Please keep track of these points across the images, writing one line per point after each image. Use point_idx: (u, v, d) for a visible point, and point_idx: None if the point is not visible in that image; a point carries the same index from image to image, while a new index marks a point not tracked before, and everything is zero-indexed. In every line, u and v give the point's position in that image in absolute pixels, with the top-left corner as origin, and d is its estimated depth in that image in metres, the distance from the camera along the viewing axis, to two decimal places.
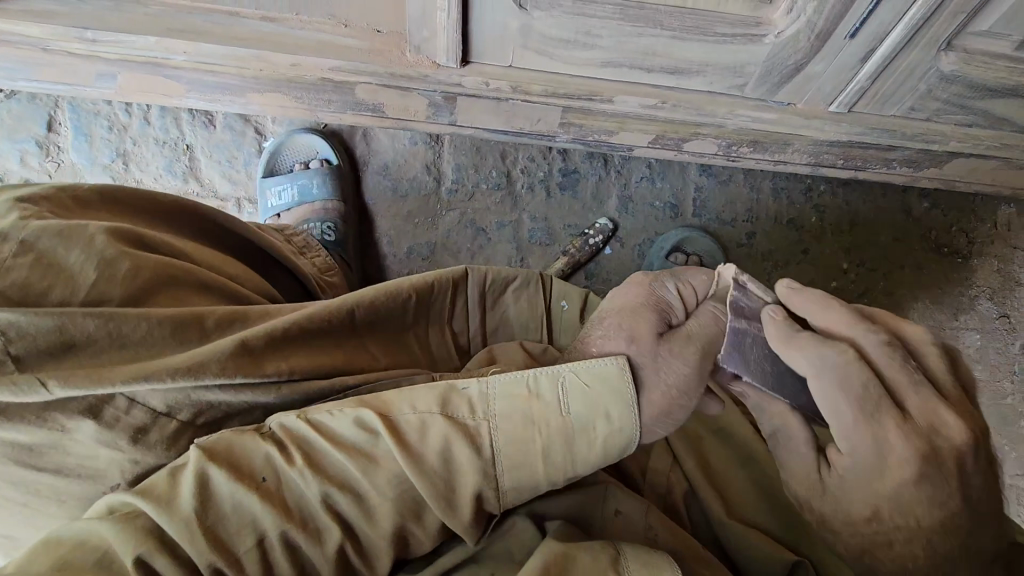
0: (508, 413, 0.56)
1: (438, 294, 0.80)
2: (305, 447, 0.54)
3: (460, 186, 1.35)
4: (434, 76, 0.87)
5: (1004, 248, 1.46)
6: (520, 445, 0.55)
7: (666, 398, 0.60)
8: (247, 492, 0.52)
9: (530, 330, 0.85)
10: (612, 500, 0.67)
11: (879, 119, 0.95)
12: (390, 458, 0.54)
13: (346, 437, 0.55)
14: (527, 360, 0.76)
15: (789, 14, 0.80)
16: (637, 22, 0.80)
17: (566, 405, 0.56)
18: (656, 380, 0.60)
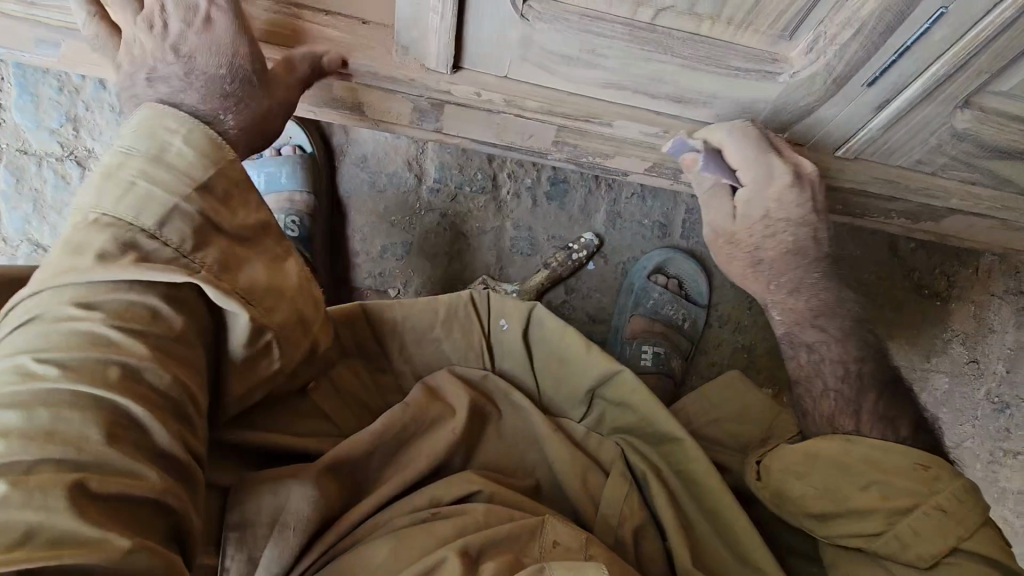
0: (136, 177, 0.61)
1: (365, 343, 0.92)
2: (84, 366, 0.53)
3: (442, 186, 1.27)
4: (421, 81, 0.79)
5: (981, 294, 1.47)
6: (144, 198, 0.60)
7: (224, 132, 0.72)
8: (66, 471, 0.48)
9: (470, 361, 0.97)
10: (550, 533, 0.78)
11: (885, 169, 0.91)
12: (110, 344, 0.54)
13: (91, 339, 0.54)
14: (463, 391, 0.91)
15: (807, 55, 0.75)
16: (648, 45, 0.74)
17: (155, 151, 0.63)
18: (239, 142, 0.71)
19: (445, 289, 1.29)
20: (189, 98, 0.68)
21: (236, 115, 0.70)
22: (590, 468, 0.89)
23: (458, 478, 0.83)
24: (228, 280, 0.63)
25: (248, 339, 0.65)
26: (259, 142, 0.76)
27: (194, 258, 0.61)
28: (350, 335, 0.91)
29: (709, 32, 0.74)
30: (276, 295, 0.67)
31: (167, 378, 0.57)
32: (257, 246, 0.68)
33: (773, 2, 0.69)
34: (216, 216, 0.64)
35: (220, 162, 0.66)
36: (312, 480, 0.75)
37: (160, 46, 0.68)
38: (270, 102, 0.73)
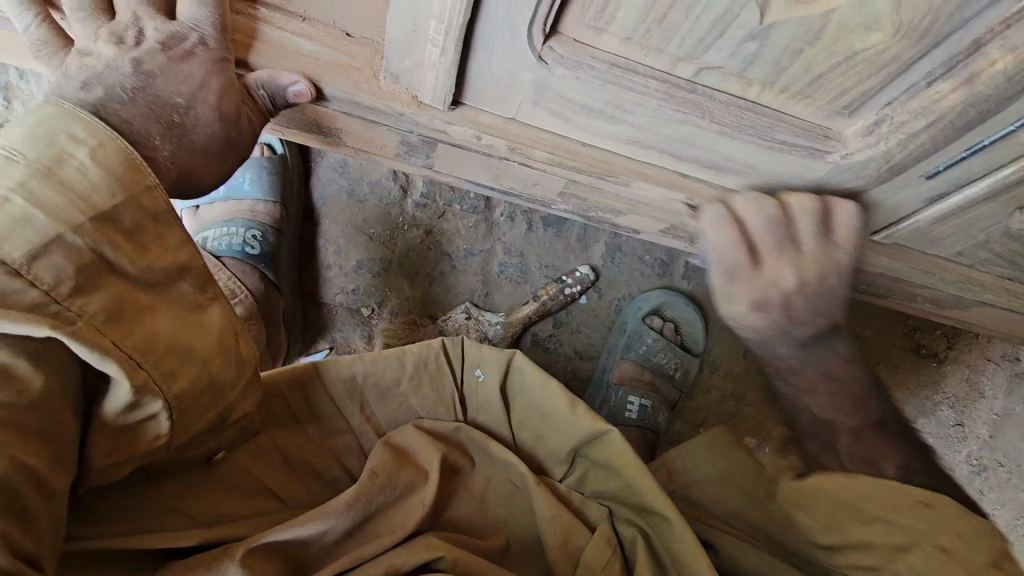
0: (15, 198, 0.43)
1: (295, 400, 0.78)
2: None
3: (429, 201, 1.16)
4: (411, 116, 0.66)
5: (976, 358, 1.29)
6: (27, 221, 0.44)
7: (197, 129, 0.57)
8: None
9: (437, 412, 0.83)
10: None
11: (921, 257, 0.82)
12: None
13: None
14: (424, 445, 0.78)
15: (865, 136, 0.64)
16: (685, 107, 0.63)
17: (64, 153, 0.47)
18: (201, 127, 0.57)
19: (423, 315, 1.17)
20: (123, 113, 0.53)
21: (175, 146, 0.57)
22: (574, 529, 0.76)
23: (410, 548, 0.69)
24: (115, 335, 0.46)
25: (133, 409, 0.48)
26: (191, 180, 0.61)
27: (72, 306, 0.44)
28: (298, 395, 0.78)
29: (756, 97, 0.62)
30: (181, 356, 0.50)
31: (2, 464, 0.41)
32: (166, 292, 0.52)
33: (839, 77, 0.58)
34: (115, 253, 0.47)
35: (133, 189, 0.49)
36: (247, 562, 0.61)
37: (121, 58, 0.53)
38: (224, 144, 0.60)
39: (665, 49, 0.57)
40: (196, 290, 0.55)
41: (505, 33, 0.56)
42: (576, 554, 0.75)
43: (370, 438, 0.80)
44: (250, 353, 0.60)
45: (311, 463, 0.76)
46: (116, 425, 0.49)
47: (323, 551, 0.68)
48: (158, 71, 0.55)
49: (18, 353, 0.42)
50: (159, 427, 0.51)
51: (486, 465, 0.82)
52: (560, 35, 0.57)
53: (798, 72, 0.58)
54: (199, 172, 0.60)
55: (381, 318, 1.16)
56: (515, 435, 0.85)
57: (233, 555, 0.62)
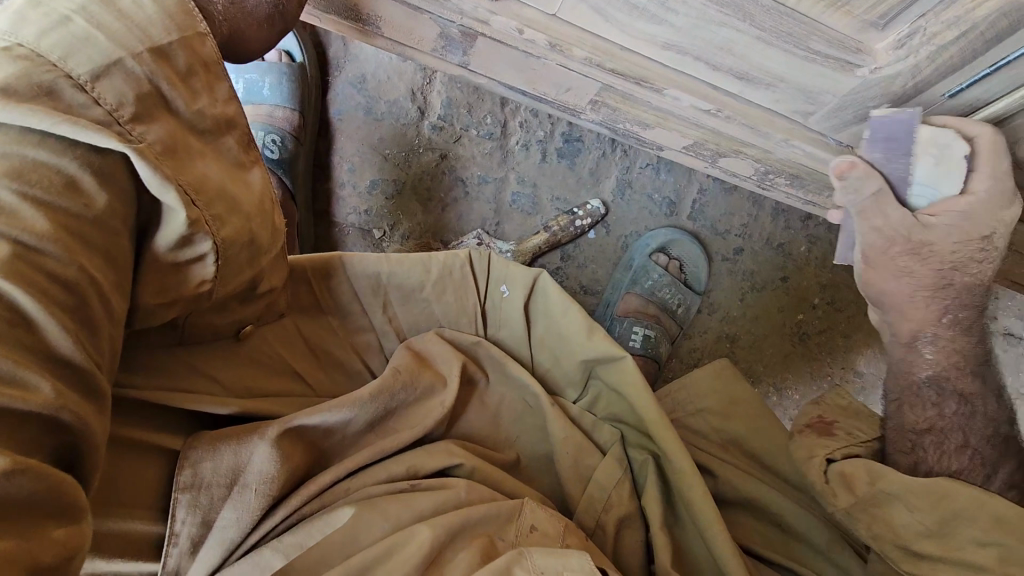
0: (77, 20, 0.43)
1: (320, 292, 0.77)
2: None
3: (446, 124, 1.15)
4: (455, 1, 0.65)
5: None
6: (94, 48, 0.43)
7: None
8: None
9: (464, 323, 0.83)
10: (528, 517, 0.65)
11: None
12: (11, 220, 0.38)
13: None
14: (451, 351, 0.78)
15: (896, 50, 0.67)
16: (727, 8, 0.64)
17: None
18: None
19: (434, 240, 1.18)
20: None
21: (228, 3, 0.54)
22: (585, 451, 0.77)
23: (437, 450, 0.70)
24: (173, 167, 0.45)
25: (182, 248, 0.48)
26: (238, 48, 0.59)
27: (132, 130, 0.43)
28: (324, 283, 0.77)
29: (797, 4, 0.63)
30: (229, 205, 0.50)
31: (73, 270, 0.41)
32: (217, 146, 0.51)
33: None
34: (171, 90, 0.47)
35: (185, 29, 0.49)
36: (276, 443, 0.62)
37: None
38: (273, 9, 0.58)
39: None
40: (241, 149, 0.55)
41: None
42: (588, 474, 0.76)
43: (390, 339, 0.80)
44: (281, 225, 0.59)
45: (335, 355, 0.77)
46: (166, 264, 0.48)
47: (346, 439, 0.69)
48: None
49: (86, 168, 0.42)
50: (204, 272, 0.50)
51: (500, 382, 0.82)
52: None
53: None
54: (248, 37, 0.58)
55: (393, 241, 1.17)
56: (534, 359, 0.84)
57: (261, 434, 0.62)
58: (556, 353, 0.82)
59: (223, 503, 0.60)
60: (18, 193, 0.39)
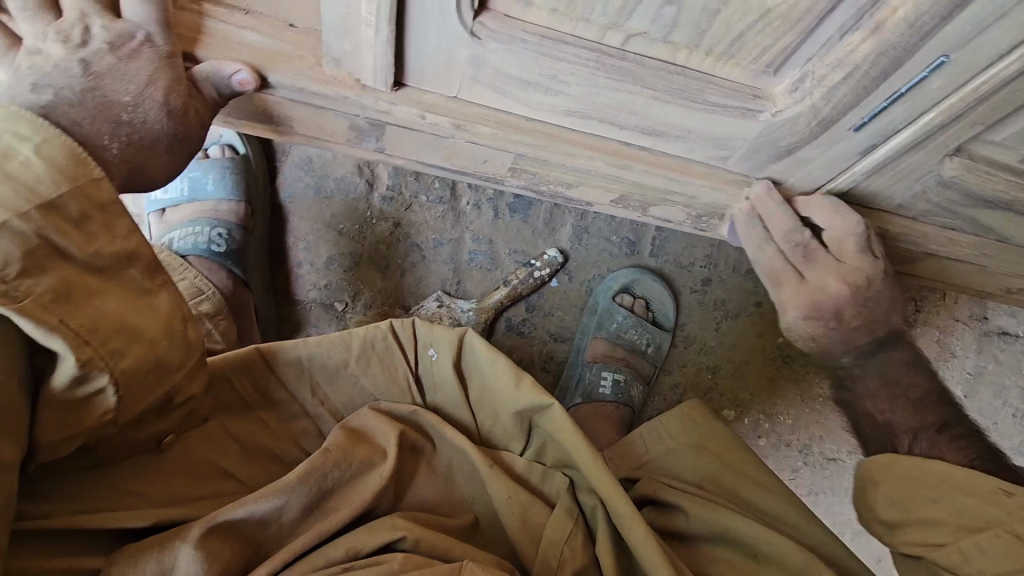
0: None
1: (245, 385, 0.81)
2: None
3: (396, 194, 1.18)
4: (356, 99, 0.68)
5: (946, 319, 1.31)
6: None
7: (133, 125, 0.58)
8: None
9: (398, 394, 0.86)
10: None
11: (866, 213, 0.84)
12: None
13: None
14: (393, 426, 0.80)
15: (791, 93, 0.67)
16: (616, 75, 0.66)
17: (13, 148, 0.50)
18: (152, 127, 0.59)
19: (397, 305, 1.20)
20: (69, 115, 0.54)
21: (124, 145, 0.58)
22: (533, 508, 0.80)
23: (380, 526, 0.72)
24: (62, 313, 0.49)
25: (80, 386, 0.51)
26: (142, 180, 0.62)
27: (17, 286, 0.47)
28: (245, 380, 0.81)
29: (684, 61, 0.66)
30: (128, 335, 0.53)
31: None
32: (113, 279, 0.54)
33: (757, 36, 0.62)
34: (63, 239, 0.51)
35: (77, 178, 0.52)
36: (201, 541, 0.64)
37: (68, 57, 0.55)
38: (172, 139, 0.62)
39: (591, 19, 0.61)
40: (148, 277, 0.58)
41: (435, 12, 0.59)
42: (538, 532, 0.78)
43: (325, 420, 0.84)
44: (197, 338, 0.61)
45: (267, 448, 0.79)
46: (64, 399, 0.51)
47: (283, 528, 0.71)
48: (106, 72, 0.57)
49: None
50: (108, 403, 0.54)
51: (446, 446, 0.84)
52: (490, 10, 0.61)
53: (719, 33, 0.61)
54: (154, 165, 0.61)
55: (355, 312, 1.19)
56: (478, 421, 0.87)
57: (182, 535, 0.64)
58: (496, 409, 0.86)
59: None
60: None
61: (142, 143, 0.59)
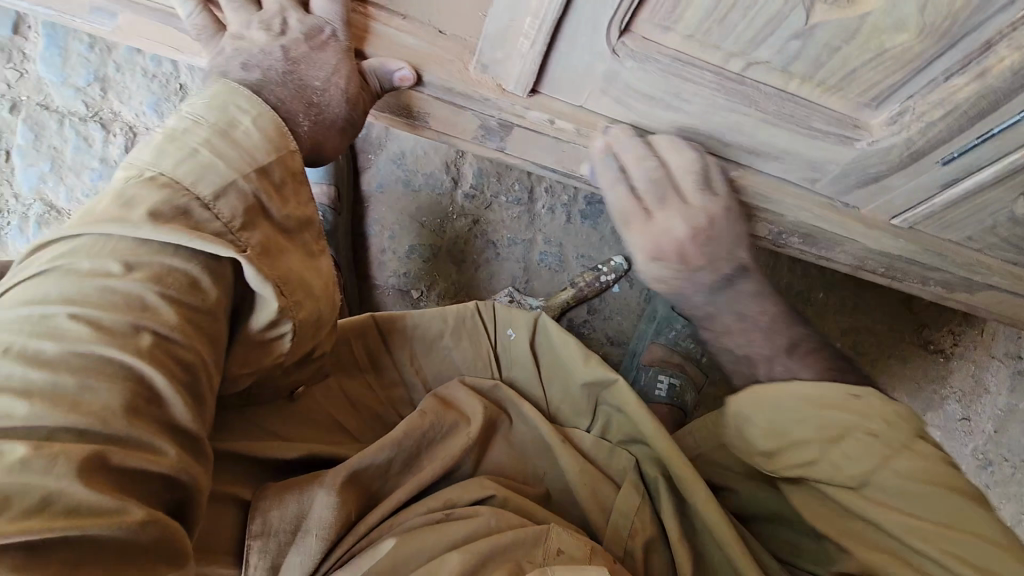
0: (183, 159, 0.56)
1: (357, 349, 0.93)
2: (141, 379, 0.50)
3: (478, 192, 1.25)
4: (496, 101, 0.75)
5: (982, 355, 1.40)
6: (203, 167, 0.57)
7: (317, 106, 0.68)
8: (69, 446, 0.45)
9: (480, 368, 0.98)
10: (554, 540, 0.73)
11: (935, 242, 0.91)
12: (162, 319, 0.52)
13: (112, 322, 0.50)
14: (480, 403, 0.88)
15: (889, 125, 0.74)
16: (734, 97, 0.73)
17: (236, 124, 0.61)
18: (333, 110, 0.69)
19: (469, 298, 1.26)
20: (276, 92, 0.65)
21: (311, 123, 0.68)
22: (603, 487, 0.86)
23: (473, 483, 0.79)
24: (268, 263, 0.58)
25: (269, 328, 0.60)
26: (320, 153, 0.73)
27: (239, 236, 0.56)
28: (360, 345, 0.93)
29: (795, 89, 0.73)
30: (306, 291, 0.62)
31: (192, 353, 0.53)
32: (296, 240, 0.63)
33: (868, 72, 0.68)
34: (269, 200, 0.60)
35: (281, 149, 0.63)
36: (334, 488, 0.72)
37: (272, 44, 0.65)
38: (347, 122, 0.71)
39: (721, 45, 0.68)
40: (313, 240, 0.67)
41: (586, 29, 0.66)
42: (608, 504, 0.84)
43: (419, 391, 0.95)
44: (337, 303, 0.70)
45: (374, 408, 0.90)
46: (255, 339, 0.61)
47: (390, 479, 0.79)
48: (301, 58, 0.66)
49: (204, 272, 0.55)
50: (282, 345, 0.63)
51: (521, 422, 0.92)
52: (632, 32, 0.68)
53: (835, 67, 0.68)
54: (331, 143, 0.72)
55: (430, 300, 1.25)
56: (546, 396, 0.98)
57: (320, 481, 0.72)
58: (570, 388, 0.97)
59: (289, 547, 0.68)
60: (157, 293, 0.52)
61: (324, 122, 0.69)
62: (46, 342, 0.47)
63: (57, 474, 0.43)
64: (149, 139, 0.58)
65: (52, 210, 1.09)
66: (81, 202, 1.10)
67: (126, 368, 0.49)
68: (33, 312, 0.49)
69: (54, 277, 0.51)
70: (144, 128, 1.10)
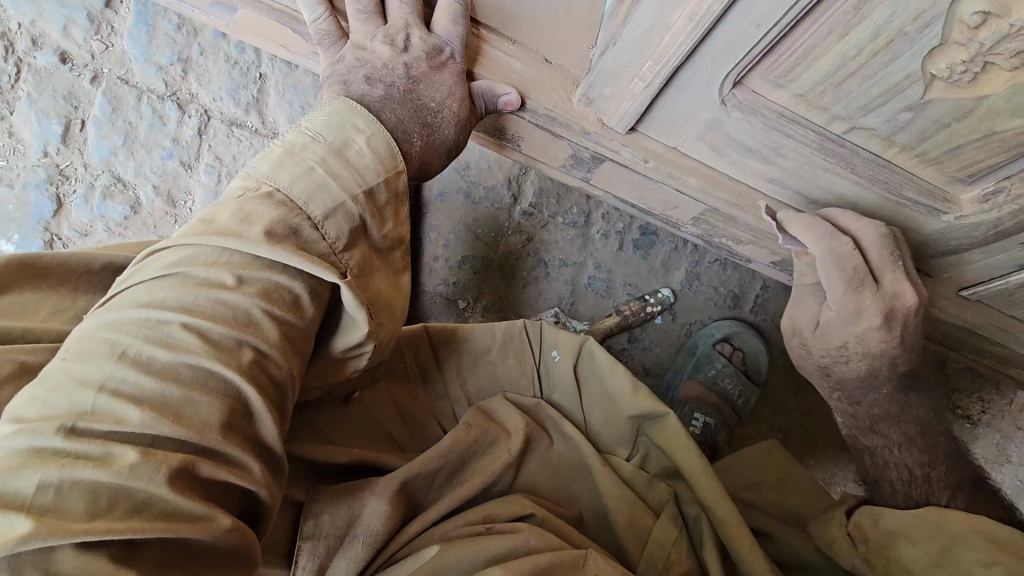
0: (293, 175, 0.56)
1: (409, 359, 0.91)
2: (239, 396, 0.49)
3: (536, 211, 1.25)
4: (595, 135, 0.78)
5: (1010, 425, 1.37)
6: (313, 184, 0.56)
7: (429, 125, 0.69)
8: (168, 456, 0.44)
9: (522, 386, 0.94)
10: (591, 568, 0.69)
11: (999, 317, 0.91)
12: (262, 334, 0.51)
13: (216, 334, 0.49)
14: (519, 416, 0.86)
15: (982, 203, 0.74)
16: (833, 157, 0.74)
17: (353, 141, 0.60)
18: (444, 132, 0.70)
19: (514, 313, 1.28)
20: (395, 111, 0.65)
21: (424, 142, 0.68)
22: (635, 511, 0.83)
23: (509, 501, 0.77)
24: (360, 287, 0.58)
25: (351, 349, 0.61)
26: (422, 174, 0.73)
27: (341, 258, 0.57)
28: (411, 354, 0.91)
29: (892, 156, 0.73)
30: (388, 310, 0.62)
31: (285, 371, 0.53)
32: (387, 259, 0.64)
33: (973, 151, 0.69)
34: (372, 220, 0.60)
35: (389, 170, 0.62)
36: (385, 497, 0.69)
37: (394, 60, 0.66)
38: (453, 144, 0.73)
39: (830, 107, 0.69)
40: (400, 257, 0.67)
41: (702, 78, 0.67)
42: (644, 532, 0.82)
43: (462, 406, 0.90)
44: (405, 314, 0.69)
45: (420, 420, 0.87)
46: (335, 357, 0.61)
47: (432, 490, 0.77)
48: (421, 77, 0.67)
49: (306, 289, 0.55)
50: (358, 364, 0.63)
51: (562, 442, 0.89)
52: (744, 84, 0.68)
53: (940, 142, 0.69)
54: (436, 163, 0.72)
55: (475, 312, 1.26)
56: (587, 419, 0.93)
57: (373, 491, 0.70)
58: (608, 413, 0.92)
59: (334, 553, 0.66)
60: (263, 309, 0.52)
61: (434, 142, 0.70)
62: (159, 350, 0.47)
63: (157, 482, 0.43)
64: (267, 150, 0.59)
65: (120, 183, 1.10)
66: (148, 179, 1.10)
67: (226, 382, 0.48)
68: (150, 316, 0.48)
69: (169, 281, 0.51)
70: (219, 113, 1.11)
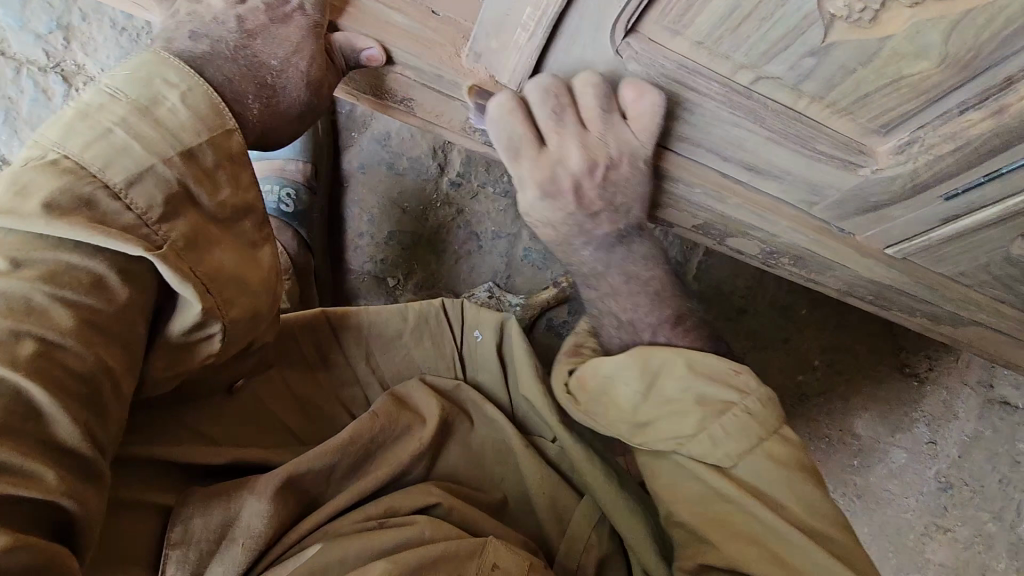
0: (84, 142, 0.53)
1: (317, 344, 0.86)
2: (19, 395, 0.47)
3: (464, 181, 1.19)
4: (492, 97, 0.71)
5: (955, 381, 1.32)
6: (109, 147, 0.53)
7: (267, 86, 0.68)
8: None
9: (440, 369, 0.90)
10: (491, 554, 0.67)
11: (925, 274, 0.89)
12: (45, 321, 0.49)
13: None
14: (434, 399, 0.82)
15: (898, 154, 0.70)
16: (739, 111, 0.69)
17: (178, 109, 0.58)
18: (287, 95, 0.69)
19: (445, 289, 1.22)
20: (223, 68, 0.65)
21: (261, 105, 0.68)
22: (547, 488, 0.79)
23: (415, 489, 0.73)
24: (189, 263, 0.55)
25: (193, 331, 0.58)
26: (267, 139, 0.73)
27: (157, 231, 0.54)
28: (310, 341, 0.86)
29: (804, 108, 0.69)
30: (237, 287, 0.59)
31: (91, 363, 0.51)
32: (230, 229, 0.60)
33: (882, 99, 0.65)
34: (197, 187, 0.57)
35: (212, 128, 0.60)
36: (266, 495, 0.66)
37: (227, 12, 0.67)
38: (303, 108, 0.72)
39: (731, 55, 0.64)
40: (255, 228, 0.64)
41: (591, 26, 0.62)
42: (565, 514, 0.79)
43: (374, 389, 0.86)
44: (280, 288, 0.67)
45: (321, 408, 0.82)
46: (177, 341, 0.58)
47: (331, 484, 0.73)
48: (259, 32, 0.67)
49: (111, 267, 0.53)
50: (209, 346, 0.60)
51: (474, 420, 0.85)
52: (638, 32, 0.63)
53: (849, 88, 0.64)
54: (281, 125, 0.72)
55: (407, 291, 1.21)
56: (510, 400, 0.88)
57: (252, 489, 0.66)
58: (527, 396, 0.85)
59: (211, 556, 0.62)
60: (49, 295, 0.50)
61: (274, 104, 0.69)
62: None
63: None
64: (66, 115, 0.56)
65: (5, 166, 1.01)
66: None
67: None
68: None
69: None
70: None
